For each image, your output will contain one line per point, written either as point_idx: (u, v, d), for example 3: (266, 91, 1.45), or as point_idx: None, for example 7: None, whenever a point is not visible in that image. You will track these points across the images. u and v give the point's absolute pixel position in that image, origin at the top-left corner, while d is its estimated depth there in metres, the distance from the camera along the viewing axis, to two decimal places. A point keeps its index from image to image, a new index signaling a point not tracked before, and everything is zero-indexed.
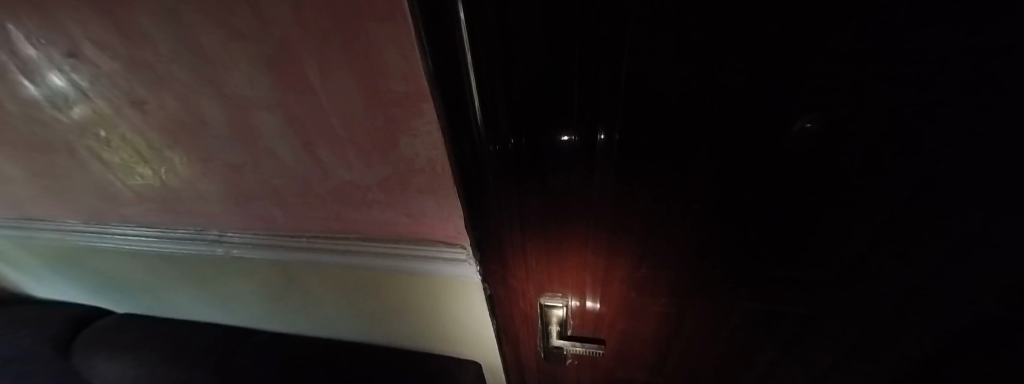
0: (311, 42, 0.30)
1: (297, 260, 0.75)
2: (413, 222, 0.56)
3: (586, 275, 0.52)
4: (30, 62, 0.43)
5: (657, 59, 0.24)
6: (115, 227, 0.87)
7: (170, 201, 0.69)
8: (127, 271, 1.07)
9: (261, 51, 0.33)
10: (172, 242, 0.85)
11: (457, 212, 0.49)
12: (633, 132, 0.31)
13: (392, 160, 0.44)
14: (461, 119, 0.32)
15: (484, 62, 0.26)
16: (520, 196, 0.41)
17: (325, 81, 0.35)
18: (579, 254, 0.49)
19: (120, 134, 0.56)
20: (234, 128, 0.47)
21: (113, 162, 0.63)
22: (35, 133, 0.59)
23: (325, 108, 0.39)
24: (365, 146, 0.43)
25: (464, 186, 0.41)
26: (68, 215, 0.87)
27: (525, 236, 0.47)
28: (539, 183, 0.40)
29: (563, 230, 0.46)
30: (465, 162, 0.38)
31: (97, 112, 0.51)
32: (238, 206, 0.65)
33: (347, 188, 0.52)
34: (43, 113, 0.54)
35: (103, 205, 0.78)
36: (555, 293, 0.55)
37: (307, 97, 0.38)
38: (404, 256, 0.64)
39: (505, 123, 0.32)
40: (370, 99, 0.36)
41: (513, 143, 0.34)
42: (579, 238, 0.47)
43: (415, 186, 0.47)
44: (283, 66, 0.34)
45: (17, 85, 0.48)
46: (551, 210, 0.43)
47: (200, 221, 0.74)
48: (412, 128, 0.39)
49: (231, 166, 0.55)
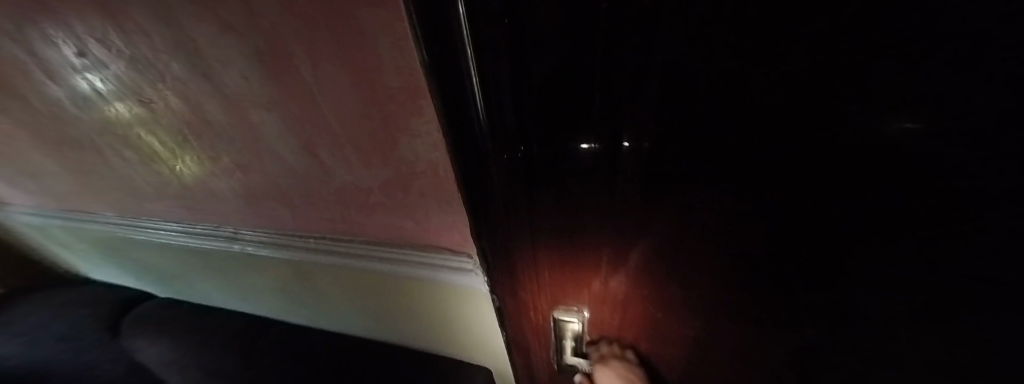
0: (295, 32, 0.27)
1: (306, 259, 0.74)
2: (416, 227, 0.53)
3: (605, 290, 0.47)
4: (46, 59, 0.43)
5: (696, 52, 0.19)
6: (145, 221, 0.91)
7: (188, 198, 0.71)
8: (161, 260, 1.13)
9: (248, 44, 0.31)
10: (194, 237, 0.87)
11: (462, 219, 0.45)
12: (663, 137, 0.27)
13: (392, 162, 0.40)
14: (465, 124, 0.29)
15: (485, 60, 0.22)
16: (532, 205, 0.37)
17: (315, 76, 0.32)
18: (596, 267, 0.44)
19: (135, 133, 0.56)
20: (235, 127, 0.46)
21: (133, 159, 0.64)
22: (65, 131, 0.61)
23: (318, 106, 0.36)
24: (362, 147, 0.40)
25: (470, 192, 0.37)
26: (105, 208, 0.92)
27: (537, 245, 0.43)
28: (553, 192, 0.35)
29: (580, 240, 0.40)
30: (472, 168, 0.34)
31: (112, 110, 0.51)
32: (247, 205, 0.64)
33: (349, 190, 0.49)
34: (67, 111, 0.55)
35: (132, 200, 0.81)
36: (570, 307, 0.50)
37: (299, 93, 0.35)
38: (410, 261, 0.61)
39: (513, 129, 0.28)
40: (364, 98, 0.33)
41: (524, 149, 0.30)
42: (597, 251, 0.41)
43: (418, 191, 0.44)
44: (271, 60, 0.32)
45: (41, 83, 0.50)
46: (566, 220, 0.38)
47: (216, 218, 0.75)
48: (411, 129, 0.35)
49: (236, 165, 0.54)
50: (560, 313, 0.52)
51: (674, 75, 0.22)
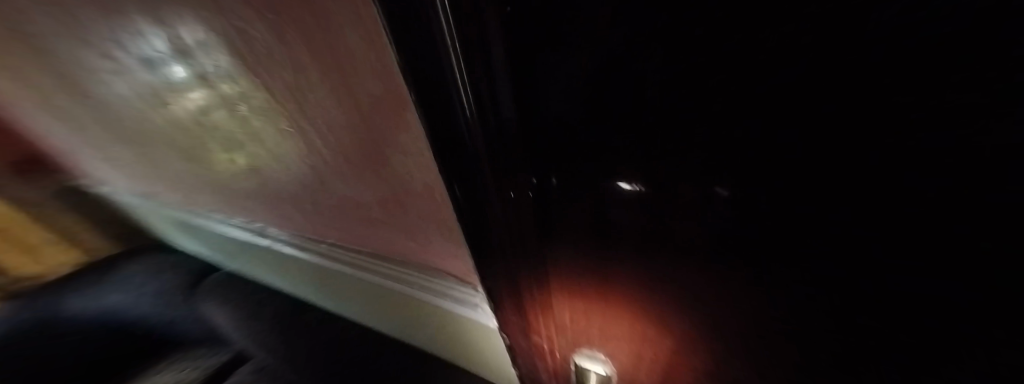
0: (272, 23, 0.24)
1: (318, 265, 0.73)
2: (424, 248, 0.46)
3: (643, 353, 0.35)
4: (94, 55, 0.45)
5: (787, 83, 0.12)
6: (198, 210, 0.99)
7: (221, 193, 0.73)
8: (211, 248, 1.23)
9: (236, 38, 0.28)
10: (235, 228, 0.92)
11: (466, 250, 0.38)
12: (737, 194, 0.18)
13: (386, 179, 0.35)
14: (463, 147, 0.24)
15: (477, 67, 0.18)
16: (549, 244, 0.30)
17: (298, 79, 0.28)
18: (626, 327, 0.34)
19: (168, 131, 0.58)
20: (239, 129, 0.43)
21: (176, 155, 0.67)
22: (127, 124, 0.67)
23: (305, 113, 0.32)
24: (353, 160, 0.34)
25: (472, 226, 0.31)
26: (171, 195, 1.03)
27: (552, 288, 0.35)
28: (574, 235, 0.28)
29: (605, 295, 0.31)
30: (473, 198, 0.28)
31: (146, 106, 0.53)
32: (265, 205, 0.63)
33: (349, 203, 0.44)
34: (120, 107, 0.59)
35: (187, 191, 0.88)
36: (595, 355, 0.39)
37: (286, 97, 0.31)
38: (414, 284, 0.56)
39: (522, 157, 0.23)
40: (346, 109, 0.28)
41: (540, 181, 0.25)
42: (627, 311, 0.32)
43: (420, 213, 0.38)
44: (258, 58, 0.28)
45: (97, 79, 0.53)
46: (591, 269, 0.30)
47: (245, 214, 0.77)
48: (402, 147, 0.29)
49: (250, 170, 0.52)
50: (582, 361, 0.40)
51: (697, 112, 0.15)
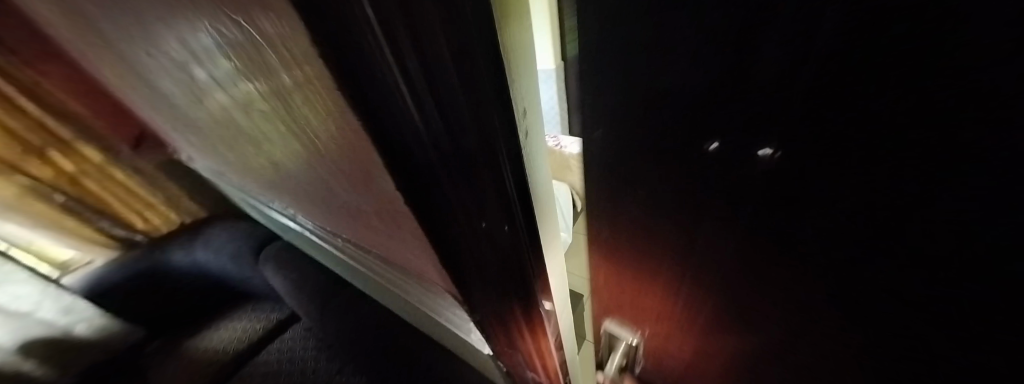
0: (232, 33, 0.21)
1: (340, 254, 0.76)
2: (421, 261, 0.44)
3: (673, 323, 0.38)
4: (126, 49, 0.47)
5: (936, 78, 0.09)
6: (246, 190, 1.09)
7: (256, 180, 0.78)
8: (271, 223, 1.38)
9: (214, 46, 0.25)
10: (274, 210, 1.00)
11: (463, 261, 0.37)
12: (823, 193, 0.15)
13: (375, 194, 0.32)
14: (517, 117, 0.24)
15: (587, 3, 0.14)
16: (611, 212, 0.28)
17: (278, 91, 0.25)
18: (663, 299, 0.35)
19: (203, 120, 0.61)
20: (251, 127, 0.43)
21: (215, 142, 0.72)
22: (170, 111, 0.72)
23: (293, 122, 0.30)
24: (345, 173, 0.32)
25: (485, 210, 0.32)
26: (223, 175, 1.13)
27: (596, 253, 0.35)
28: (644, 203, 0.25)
29: (656, 269, 0.31)
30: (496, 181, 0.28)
31: (181, 97, 0.55)
32: (288, 195, 0.66)
33: (352, 208, 0.43)
34: (161, 95, 0.63)
35: (234, 173, 0.96)
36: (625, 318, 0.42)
37: (273, 106, 0.29)
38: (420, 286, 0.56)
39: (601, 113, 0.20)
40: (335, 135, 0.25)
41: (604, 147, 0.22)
42: (673, 285, 0.32)
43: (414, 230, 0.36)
44: (241, 67, 0.26)
45: (137, 71, 0.56)
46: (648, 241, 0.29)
47: (277, 200, 0.82)
48: (380, 179, 0.26)
49: (271, 164, 0.54)
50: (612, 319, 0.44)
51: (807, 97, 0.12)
